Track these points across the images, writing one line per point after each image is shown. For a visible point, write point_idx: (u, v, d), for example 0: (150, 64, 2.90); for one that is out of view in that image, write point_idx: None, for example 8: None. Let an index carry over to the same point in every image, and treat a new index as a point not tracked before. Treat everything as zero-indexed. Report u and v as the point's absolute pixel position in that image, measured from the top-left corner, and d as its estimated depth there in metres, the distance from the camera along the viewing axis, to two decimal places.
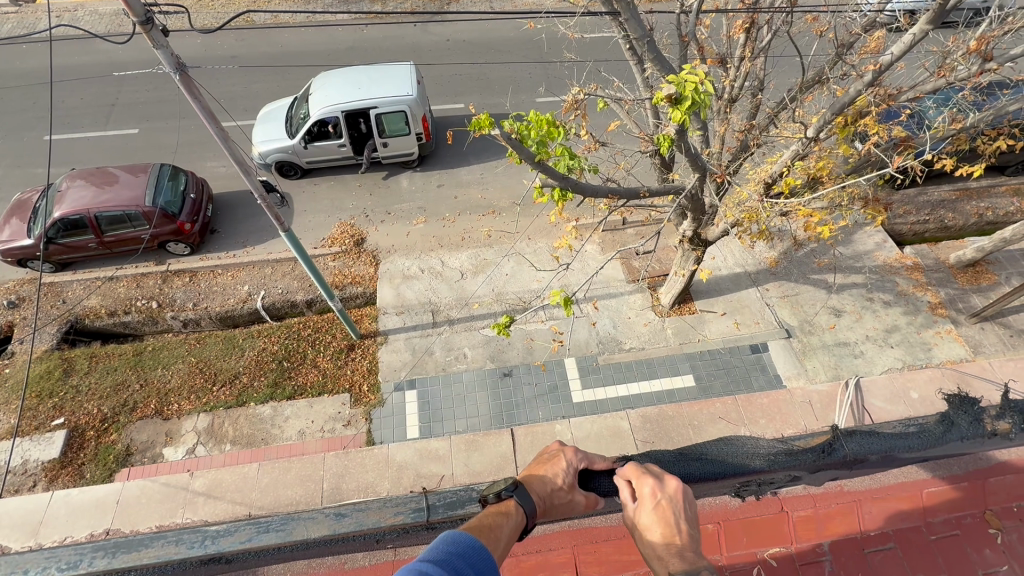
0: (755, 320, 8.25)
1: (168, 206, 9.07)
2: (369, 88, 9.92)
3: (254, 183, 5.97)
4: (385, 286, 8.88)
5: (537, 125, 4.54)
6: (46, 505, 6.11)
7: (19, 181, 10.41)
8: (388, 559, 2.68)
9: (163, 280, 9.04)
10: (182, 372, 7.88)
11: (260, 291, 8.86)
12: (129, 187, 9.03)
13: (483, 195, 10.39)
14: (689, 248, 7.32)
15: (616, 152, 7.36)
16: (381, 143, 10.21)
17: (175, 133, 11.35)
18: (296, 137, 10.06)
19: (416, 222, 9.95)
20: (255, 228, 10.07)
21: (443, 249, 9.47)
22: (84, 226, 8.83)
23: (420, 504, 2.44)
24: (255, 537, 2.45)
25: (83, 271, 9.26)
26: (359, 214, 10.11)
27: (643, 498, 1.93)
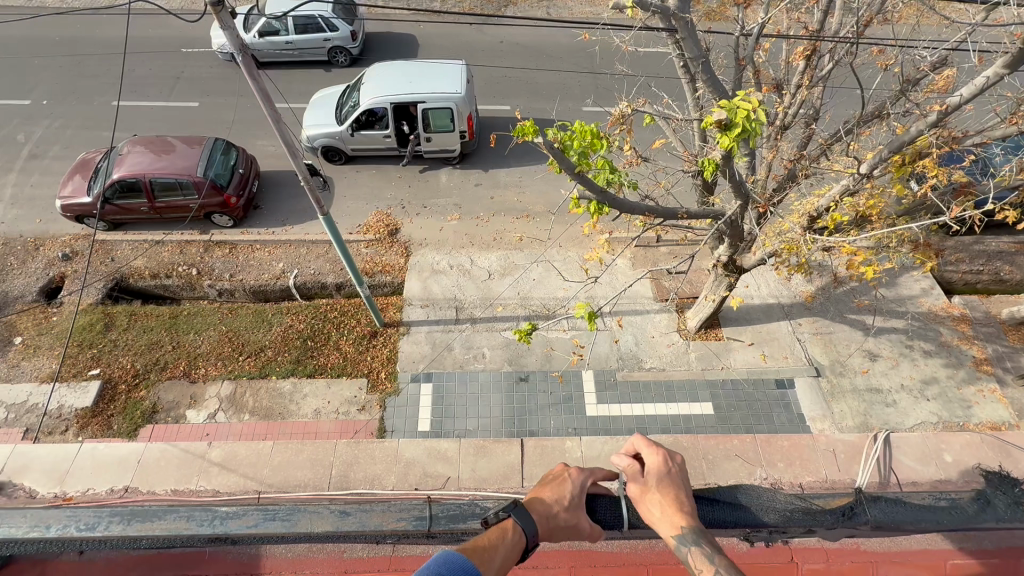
0: (784, 354, 8.00)
1: (217, 179, 9.43)
2: (418, 82, 10.09)
3: (300, 166, 6.09)
4: (414, 278, 9.01)
5: (580, 135, 4.51)
6: (73, 456, 6.45)
7: (86, 143, 11.05)
8: (384, 555, 2.92)
9: (205, 249, 9.41)
10: (212, 339, 8.17)
11: (293, 270, 9.13)
12: (184, 157, 9.44)
13: (520, 198, 10.42)
14: (723, 274, 7.15)
15: (658, 170, 7.20)
16: (423, 139, 10.37)
17: (232, 110, 11.82)
18: (344, 125, 10.33)
19: (450, 218, 10.05)
20: (296, 208, 10.36)
21: (474, 247, 9.53)
22: (139, 190, 9.27)
23: (421, 514, 2.38)
24: (262, 523, 2.43)
25: (133, 233, 9.70)
26: (396, 205, 10.27)
27: (657, 465, 2.02)
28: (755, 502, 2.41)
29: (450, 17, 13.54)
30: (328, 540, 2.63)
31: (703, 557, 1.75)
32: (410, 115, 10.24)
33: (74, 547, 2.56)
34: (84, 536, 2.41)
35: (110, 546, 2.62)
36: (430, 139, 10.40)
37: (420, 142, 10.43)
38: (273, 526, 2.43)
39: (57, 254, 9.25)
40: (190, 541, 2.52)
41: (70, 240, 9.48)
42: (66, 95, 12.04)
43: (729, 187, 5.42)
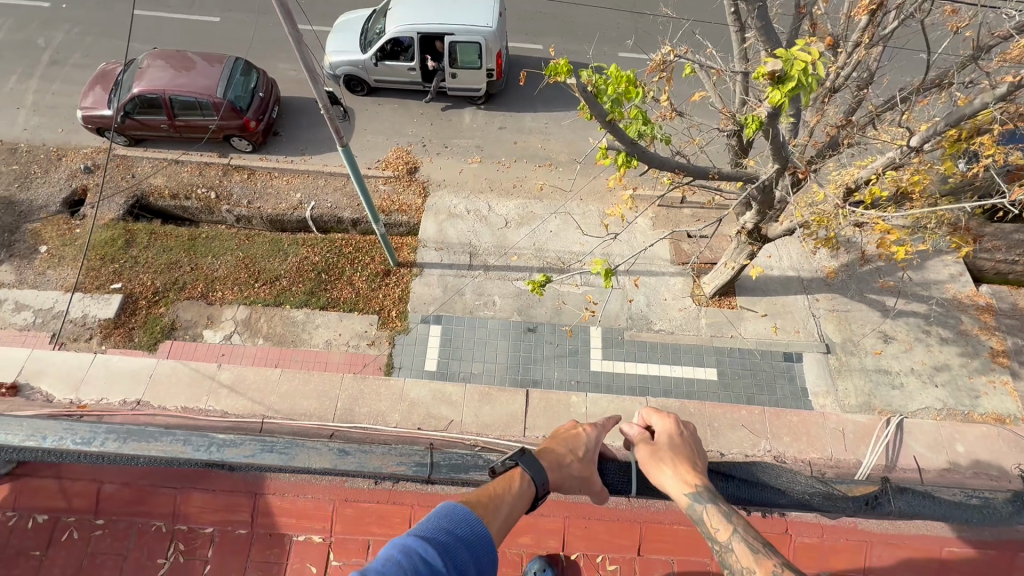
0: (796, 328, 7.87)
1: (237, 101, 9.19)
2: (449, 12, 9.55)
3: (321, 92, 5.85)
4: (430, 219, 8.90)
5: (615, 81, 4.25)
6: (89, 366, 6.73)
7: (105, 52, 10.76)
8: (386, 487, 2.90)
9: (223, 172, 9.34)
10: (229, 264, 8.25)
11: (311, 201, 9.06)
12: (204, 75, 9.17)
13: (544, 145, 10.04)
14: (745, 241, 6.90)
15: (693, 125, 6.80)
16: (449, 75, 9.88)
17: (253, 29, 11.33)
18: (369, 53, 9.89)
19: (471, 161, 9.77)
20: (315, 138, 10.12)
21: (493, 193, 9.32)
22: (158, 106, 9.09)
23: (423, 461, 2.41)
24: (259, 453, 2.47)
25: (153, 150, 9.61)
26: (417, 143, 9.98)
27: (669, 430, 2.24)
28: (772, 483, 2.55)
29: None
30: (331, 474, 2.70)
31: (716, 514, 1.97)
32: (438, 48, 9.75)
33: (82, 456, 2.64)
34: (93, 447, 2.47)
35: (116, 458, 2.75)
36: (456, 77, 9.92)
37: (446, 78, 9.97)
38: (272, 458, 2.46)
39: (78, 166, 9.25)
40: (193, 463, 2.59)
41: (91, 153, 9.44)
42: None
43: (768, 150, 5.12)
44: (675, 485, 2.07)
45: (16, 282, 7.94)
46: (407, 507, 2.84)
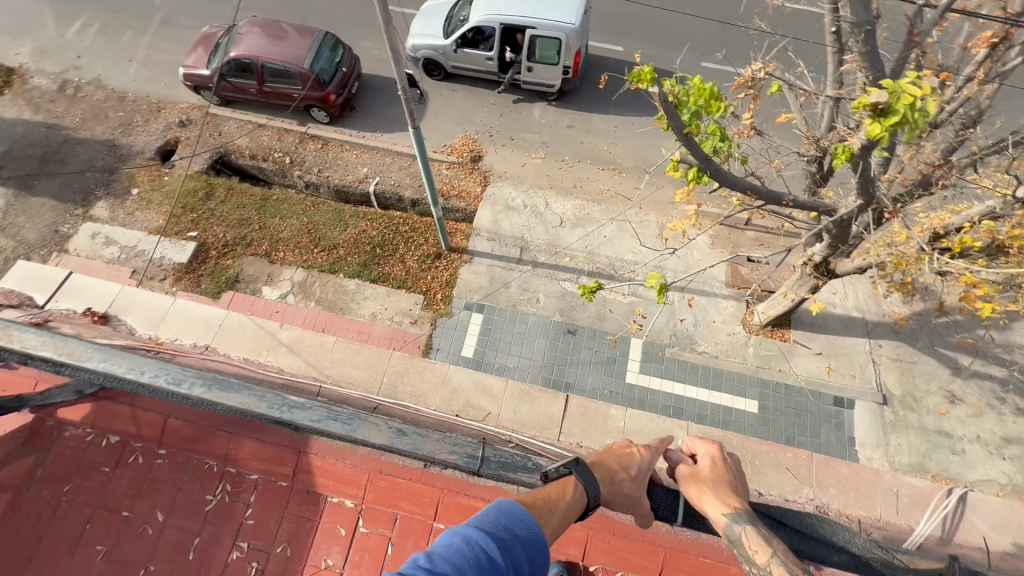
0: (852, 373, 7.41)
1: (322, 73, 9.61)
2: (534, 6, 9.55)
3: (401, 74, 6.00)
4: (487, 209, 9.00)
5: (698, 93, 4.13)
6: (169, 307, 7.34)
7: (209, 15, 11.47)
8: (416, 467, 3.01)
9: (300, 140, 9.81)
10: (294, 227, 8.68)
11: (376, 177, 9.37)
12: (295, 46, 9.63)
13: (611, 149, 9.88)
14: (810, 275, 6.53)
15: (771, 147, 6.49)
16: (524, 68, 9.89)
17: (344, 5, 11.75)
18: (449, 39, 10.05)
19: (535, 156, 9.77)
20: (388, 116, 10.43)
21: (552, 190, 9.29)
22: (250, 71, 9.64)
23: (474, 457, 2.47)
24: (325, 420, 2.59)
25: (240, 112, 10.22)
26: (484, 132, 10.08)
27: (710, 454, 2.31)
28: (821, 540, 2.72)
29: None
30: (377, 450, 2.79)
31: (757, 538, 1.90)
32: (518, 41, 9.79)
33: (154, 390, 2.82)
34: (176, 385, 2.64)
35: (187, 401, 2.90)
36: (531, 71, 9.91)
37: (521, 71, 9.99)
38: (335, 426, 2.57)
39: (174, 119, 9.98)
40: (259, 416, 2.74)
41: (186, 108, 10.14)
42: None
43: (853, 183, 4.81)
44: (714, 506, 2.07)
45: (109, 219, 8.71)
46: (438, 490, 2.94)
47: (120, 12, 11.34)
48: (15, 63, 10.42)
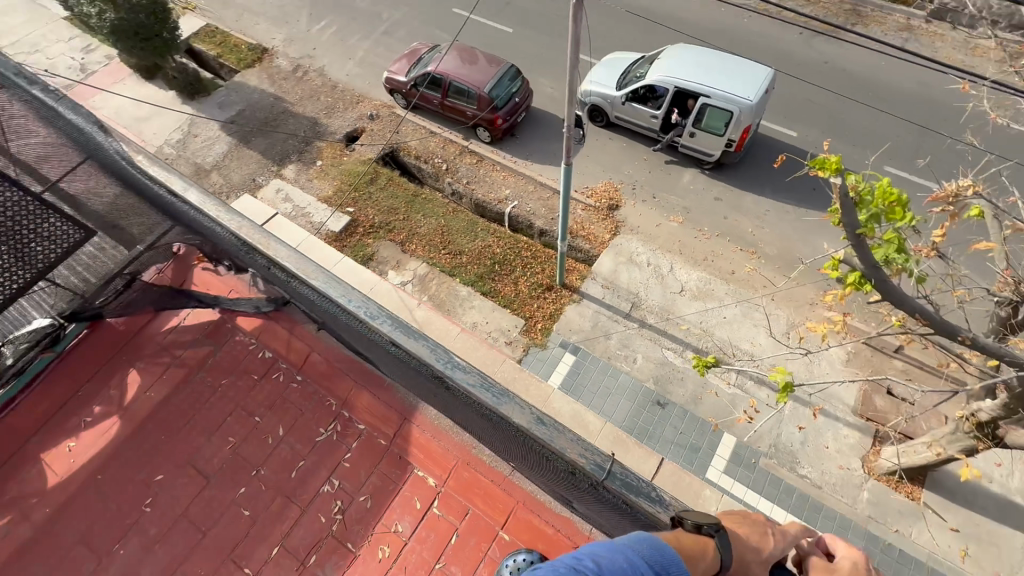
0: (995, 569, 6.02)
1: (496, 99, 10.49)
2: (715, 76, 9.46)
3: (570, 115, 6.39)
4: (609, 256, 9.01)
5: (883, 196, 3.79)
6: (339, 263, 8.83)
7: (418, 32, 13.11)
8: (485, 479, 2.24)
9: (460, 153, 10.79)
10: (431, 226, 9.48)
11: (514, 201, 9.90)
12: (481, 71, 10.66)
13: (756, 232, 9.33)
14: (971, 434, 5.43)
15: (954, 275, 5.68)
16: (687, 132, 9.89)
17: (533, 44, 12.71)
18: (622, 92, 10.39)
19: (672, 219, 9.58)
20: (543, 149, 11.02)
21: (681, 257, 9.01)
22: (439, 85, 10.87)
23: (605, 463, 1.87)
24: (471, 375, 2.11)
25: (419, 117, 11.52)
26: (629, 183, 10.18)
27: (856, 559, 1.75)
28: None
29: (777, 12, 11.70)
30: (471, 426, 2.25)
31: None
32: (689, 105, 9.75)
33: (279, 296, 2.64)
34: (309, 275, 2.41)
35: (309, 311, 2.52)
36: (693, 136, 9.87)
37: (683, 134, 9.97)
38: (452, 370, 2.13)
39: (366, 112, 11.57)
40: (366, 342, 2.36)
41: (379, 105, 11.69)
42: None
43: None
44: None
45: (293, 181, 10.29)
46: (513, 499, 2.18)
47: (355, 20, 13.41)
48: (268, 45, 12.85)
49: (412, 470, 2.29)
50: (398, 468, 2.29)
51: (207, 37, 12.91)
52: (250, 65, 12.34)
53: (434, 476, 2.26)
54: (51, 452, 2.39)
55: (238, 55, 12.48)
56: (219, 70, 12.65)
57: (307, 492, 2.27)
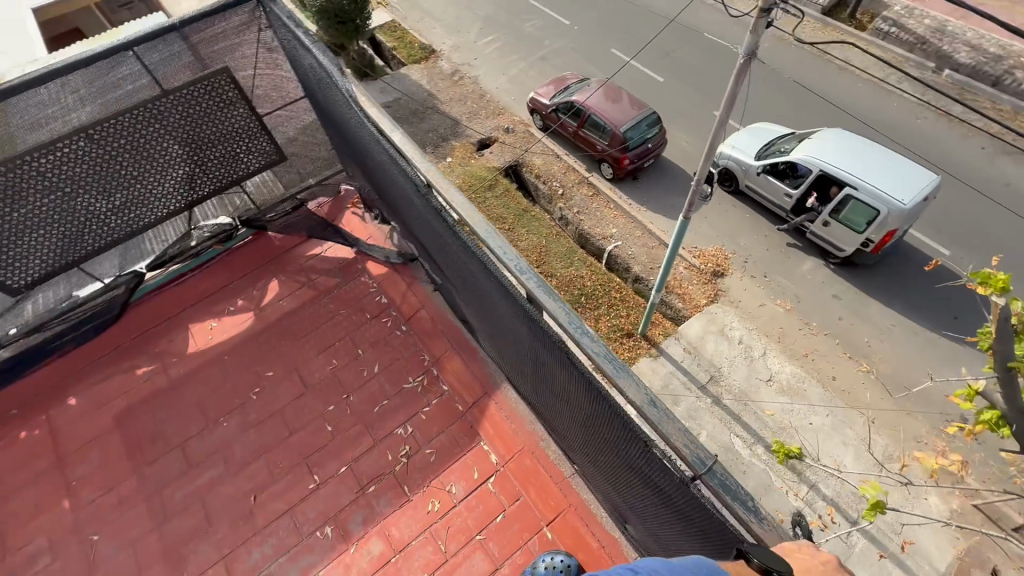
0: None
1: (630, 140, 9.57)
2: (872, 166, 7.36)
3: (703, 170, 6.17)
4: (700, 322, 7.73)
5: None
6: None
7: (558, 40, 12.70)
8: (544, 474, 2.25)
9: (578, 183, 10.07)
10: (527, 242, 8.97)
11: (618, 240, 9.16)
12: (623, 112, 9.82)
13: (877, 344, 7.40)
14: None
15: None
16: (820, 219, 7.87)
17: (668, 70, 11.68)
18: (759, 159, 8.45)
19: (780, 304, 7.89)
20: (659, 193, 10.04)
21: (782, 347, 7.43)
22: (578, 115, 10.17)
23: (712, 457, 1.28)
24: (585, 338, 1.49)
25: (551, 141, 10.86)
26: (743, 256, 8.42)
27: None
28: None
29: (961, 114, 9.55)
30: (555, 385, 1.71)
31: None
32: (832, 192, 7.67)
33: (410, 253, 2.89)
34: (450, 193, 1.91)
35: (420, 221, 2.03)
36: (827, 225, 7.83)
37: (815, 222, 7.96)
38: (563, 313, 1.56)
39: (490, 113, 11.50)
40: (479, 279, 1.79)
41: (518, 120, 11.26)
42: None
43: None
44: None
45: None
46: (566, 501, 2.17)
47: (519, 40, 12.92)
48: (424, 35, 13.45)
49: (479, 441, 2.38)
50: (467, 435, 2.40)
51: (389, 30, 13.61)
52: (417, 62, 12.65)
53: (498, 452, 2.33)
54: (197, 325, 2.85)
55: (409, 51, 12.85)
56: (390, 61, 13.20)
57: (382, 428, 2.46)
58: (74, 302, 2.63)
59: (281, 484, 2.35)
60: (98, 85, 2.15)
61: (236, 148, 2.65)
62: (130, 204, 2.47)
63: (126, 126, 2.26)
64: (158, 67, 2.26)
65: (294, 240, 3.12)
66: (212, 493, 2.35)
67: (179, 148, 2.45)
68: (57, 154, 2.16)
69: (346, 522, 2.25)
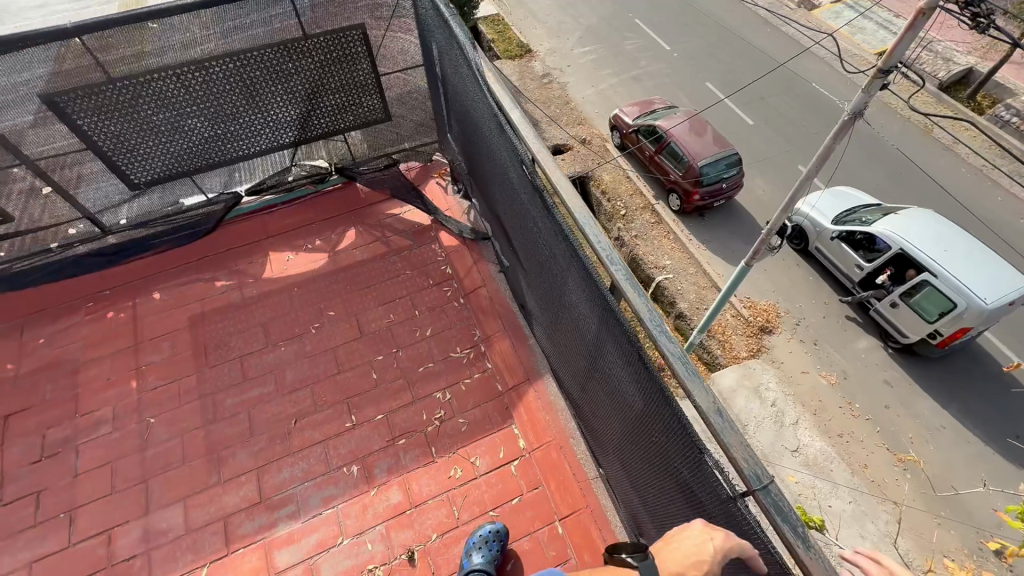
0: None
1: (705, 175, 9.23)
2: (957, 257, 6.65)
3: (777, 221, 5.94)
4: (735, 373, 7.24)
5: None
6: None
7: (654, 64, 12.63)
8: (567, 470, 2.27)
9: (642, 209, 9.98)
10: None
11: (670, 273, 8.97)
12: (705, 145, 9.50)
13: (923, 444, 6.76)
14: None
15: None
16: (888, 299, 7.28)
17: (762, 115, 11.37)
18: (836, 224, 7.94)
19: (823, 375, 7.33)
20: (722, 234, 9.73)
21: (814, 421, 6.88)
22: (658, 140, 9.95)
23: (770, 475, 1.25)
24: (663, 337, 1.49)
25: (623, 161, 10.78)
26: (794, 317, 7.93)
27: None
28: None
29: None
30: (611, 376, 1.72)
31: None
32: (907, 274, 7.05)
33: (483, 232, 2.99)
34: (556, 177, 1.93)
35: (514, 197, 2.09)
36: (894, 306, 7.26)
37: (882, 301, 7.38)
38: (643, 308, 1.55)
39: (571, 119, 11.49)
40: (564, 263, 1.81)
41: (595, 133, 11.21)
42: (677, 24, 13.71)
43: None
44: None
45: None
46: (583, 502, 2.18)
47: (615, 56, 12.88)
48: (523, 34, 13.62)
49: (511, 424, 2.43)
50: (501, 415, 2.46)
51: (492, 23, 13.88)
52: (512, 58, 12.84)
53: (527, 438, 2.37)
54: (276, 254, 3.05)
55: (507, 46, 13.00)
56: (486, 52, 13.43)
57: (423, 388, 2.56)
58: (179, 209, 2.93)
59: (321, 416, 2.49)
60: (252, 19, 2.34)
61: (351, 100, 2.83)
62: (245, 126, 2.67)
63: (264, 60, 2.47)
64: (308, 16, 2.45)
65: (379, 196, 3.28)
66: (259, 408, 2.51)
67: (302, 90, 2.65)
68: (202, 72, 2.38)
69: (372, 466, 2.34)
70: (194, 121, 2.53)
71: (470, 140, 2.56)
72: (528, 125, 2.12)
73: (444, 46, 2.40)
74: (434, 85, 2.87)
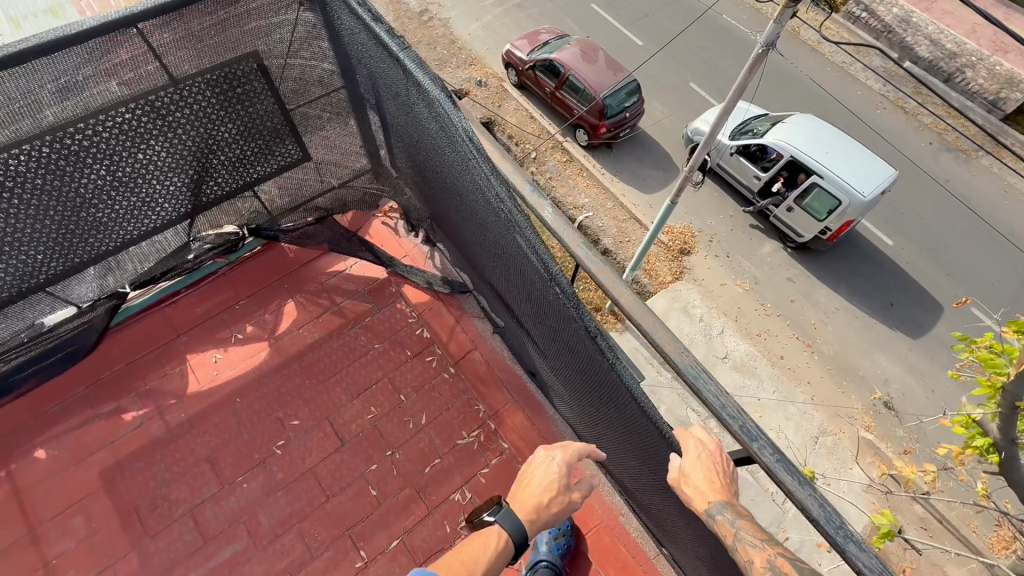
0: None
1: (609, 107, 8.91)
2: (837, 155, 7.15)
3: (699, 157, 5.70)
4: (664, 299, 7.42)
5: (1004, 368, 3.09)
6: None
7: None
8: (624, 555, 2.07)
9: (550, 147, 9.54)
10: None
11: (589, 211, 8.75)
12: (603, 75, 9.12)
13: (824, 331, 7.39)
14: None
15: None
16: (784, 204, 7.63)
17: (652, 35, 11.06)
18: (732, 139, 8.01)
19: (737, 283, 7.66)
20: (632, 164, 9.56)
21: (737, 327, 7.29)
22: (557, 74, 9.38)
23: None
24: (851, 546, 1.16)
25: (524, 100, 10.13)
26: (708, 234, 8.03)
27: None
28: None
29: (915, 106, 9.46)
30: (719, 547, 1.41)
31: (750, 529, 1.36)
32: (797, 179, 7.45)
33: (457, 283, 2.48)
34: (629, 303, 1.58)
35: (533, 296, 1.67)
36: (790, 211, 7.63)
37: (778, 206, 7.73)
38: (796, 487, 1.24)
39: (462, 61, 10.46)
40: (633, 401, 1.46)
41: (490, 74, 10.36)
42: None
43: None
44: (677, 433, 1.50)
45: None
46: None
47: None
48: None
49: None
50: None
51: None
52: None
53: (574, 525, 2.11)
54: (199, 358, 2.37)
55: None
56: None
57: (437, 493, 2.17)
58: (37, 331, 2.04)
59: (323, 560, 2.04)
60: (89, 72, 1.55)
61: (256, 150, 2.11)
62: (114, 216, 1.91)
63: (125, 127, 1.72)
64: (169, 49, 1.67)
65: (313, 252, 2.67)
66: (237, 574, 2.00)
67: (189, 151, 1.92)
68: (32, 161, 1.62)
69: None
70: (34, 225, 1.75)
71: (443, 196, 2.00)
72: (563, 226, 1.77)
73: (388, 82, 1.78)
74: (366, 114, 2.17)
